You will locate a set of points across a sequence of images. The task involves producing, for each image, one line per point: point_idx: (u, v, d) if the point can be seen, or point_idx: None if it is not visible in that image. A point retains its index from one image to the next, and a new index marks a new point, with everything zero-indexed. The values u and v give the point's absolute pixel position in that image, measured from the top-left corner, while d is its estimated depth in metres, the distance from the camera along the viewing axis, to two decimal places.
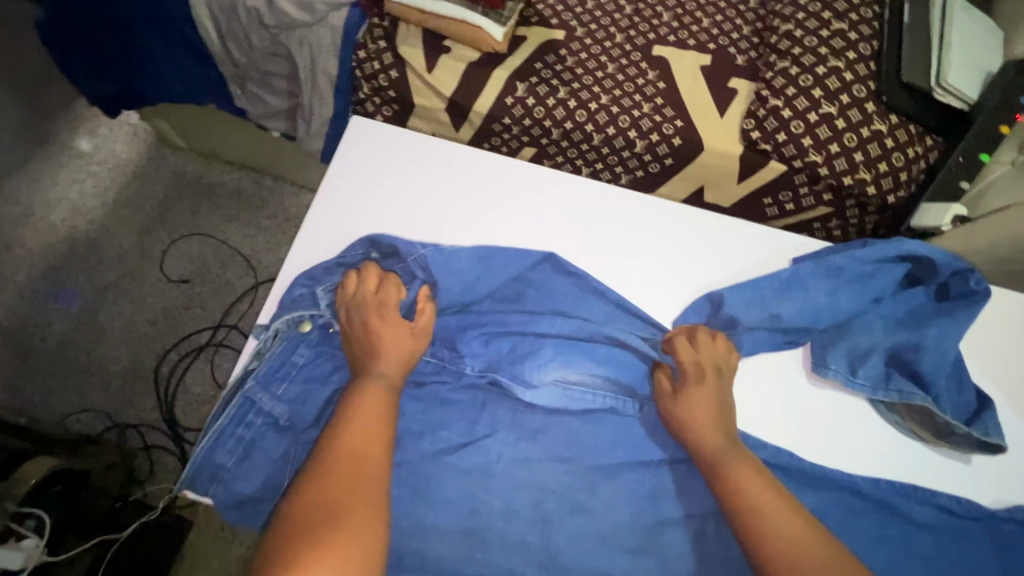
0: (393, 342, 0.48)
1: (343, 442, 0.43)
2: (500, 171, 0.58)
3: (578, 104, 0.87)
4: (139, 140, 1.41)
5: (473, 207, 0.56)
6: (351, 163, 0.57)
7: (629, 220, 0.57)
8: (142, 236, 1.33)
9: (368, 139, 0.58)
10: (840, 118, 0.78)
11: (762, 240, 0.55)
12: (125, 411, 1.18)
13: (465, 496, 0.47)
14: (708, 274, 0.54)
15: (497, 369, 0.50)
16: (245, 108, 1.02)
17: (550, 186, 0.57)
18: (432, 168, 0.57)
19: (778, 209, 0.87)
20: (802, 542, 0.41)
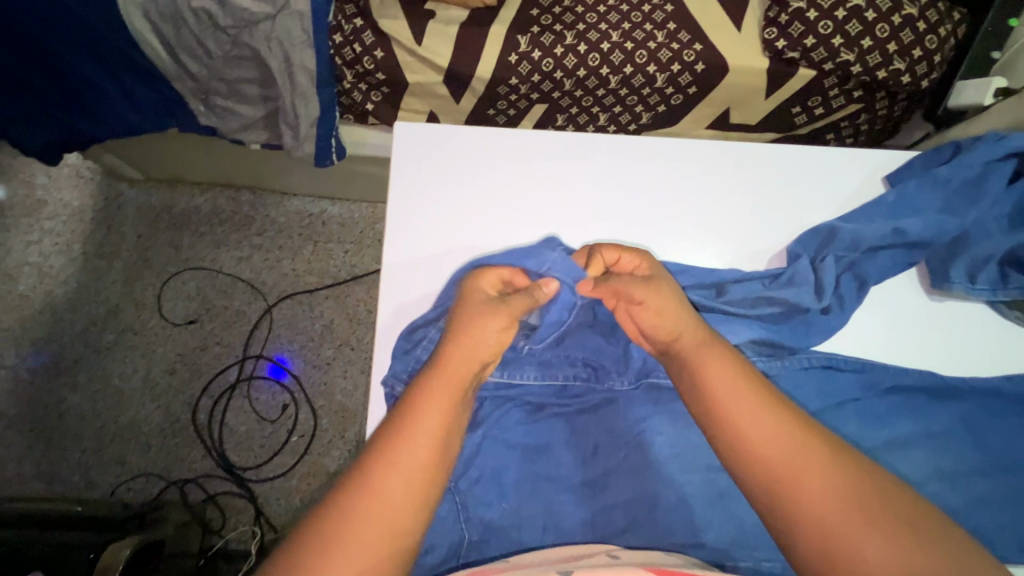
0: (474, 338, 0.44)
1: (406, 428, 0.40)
2: (573, 153, 0.56)
3: (588, 47, 0.80)
4: (87, 181, 1.27)
5: (557, 198, 0.55)
6: (415, 182, 0.55)
7: (713, 176, 0.55)
8: (128, 285, 1.23)
9: (422, 153, 0.55)
10: (869, 10, 0.74)
11: (852, 161, 0.54)
12: (175, 467, 1.14)
13: (641, 492, 0.47)
14: (804, 211, 0.54)
15: (651, 372, 0.50)
16: (214, 126, 0.91)
17: (624, 157, 0.56)
18: (502, 167, 0.55)
19: (807, 115, 0.84)
20: (794, 468, 0.36)
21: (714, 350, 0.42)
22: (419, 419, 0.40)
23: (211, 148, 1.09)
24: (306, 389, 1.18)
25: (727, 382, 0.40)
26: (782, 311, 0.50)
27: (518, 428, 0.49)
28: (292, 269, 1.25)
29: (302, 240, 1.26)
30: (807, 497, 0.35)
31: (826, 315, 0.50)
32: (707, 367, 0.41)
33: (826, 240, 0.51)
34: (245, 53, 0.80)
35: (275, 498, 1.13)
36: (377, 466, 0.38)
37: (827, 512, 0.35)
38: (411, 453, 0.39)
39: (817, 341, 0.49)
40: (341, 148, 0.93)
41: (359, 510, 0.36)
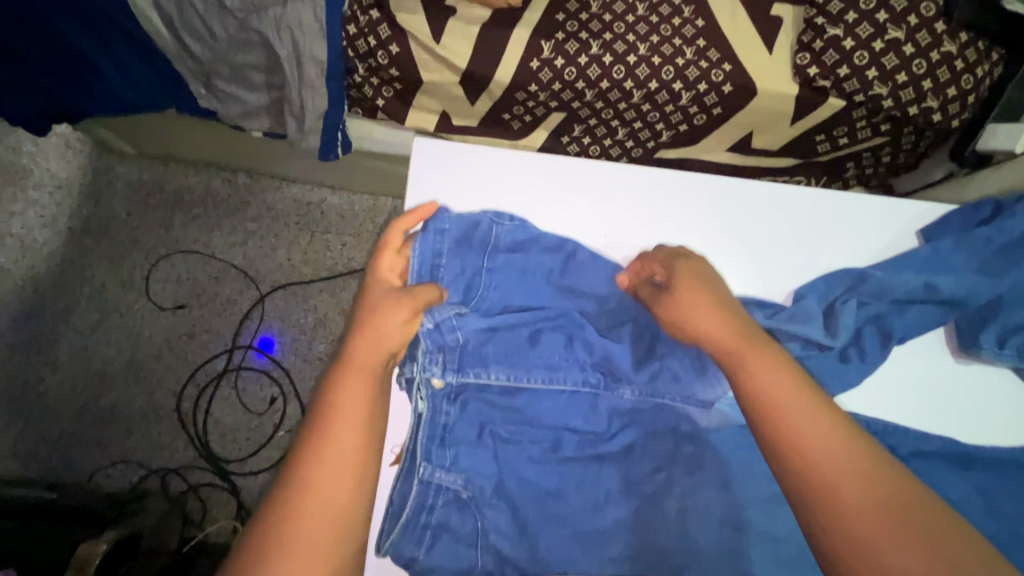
0: (374, 328, 0.44)
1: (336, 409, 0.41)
2: (596, 179, 0.53)
3: (614, 58, 0.77)
4: (76, 151, 1.22)
5: (585, 225, 0.52)
6: (441, 191, 0.52)
7: (739, 213, 0.53)
8: (115, 265, 1.19)
9: (446, 163, 0.53)
10: (908, 44, 0.72)
11: (886, 209, 0.53)
12: (157, 456, 1.11)
13: (649, 544, 0.44)
14: (839, 256, 0.51)
15: (662, 394, 0.48)
16: (215, 109, 0.87)
17: (649, 188, 0.53)
18: (530, 188, 0.53)
19: (830, 145, 0.82)
20: (837, 469, 0.36)
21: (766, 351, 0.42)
22: (335, 417, 0.41)
23: (209, 128, 1.05)
24: (295, 382, 1.16)
25: (777, 381, 0.40)
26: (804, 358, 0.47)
27: (535, 465, 0.46)
28: (287, 258, 1.21)
29: (299, 229, 1.22)
30: (847, 497, 0.35)
31: (846, 364, 0.47)
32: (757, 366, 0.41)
33: (853, 284, 0.50)
34: (252, 38, 0.75)
35: (258, 492, 1.11)
36: (304, 475, 0.38)
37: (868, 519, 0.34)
38: (345, 448, 0.40)
39: (837, 393, 0.47)
40: (348, 141, 0.89)
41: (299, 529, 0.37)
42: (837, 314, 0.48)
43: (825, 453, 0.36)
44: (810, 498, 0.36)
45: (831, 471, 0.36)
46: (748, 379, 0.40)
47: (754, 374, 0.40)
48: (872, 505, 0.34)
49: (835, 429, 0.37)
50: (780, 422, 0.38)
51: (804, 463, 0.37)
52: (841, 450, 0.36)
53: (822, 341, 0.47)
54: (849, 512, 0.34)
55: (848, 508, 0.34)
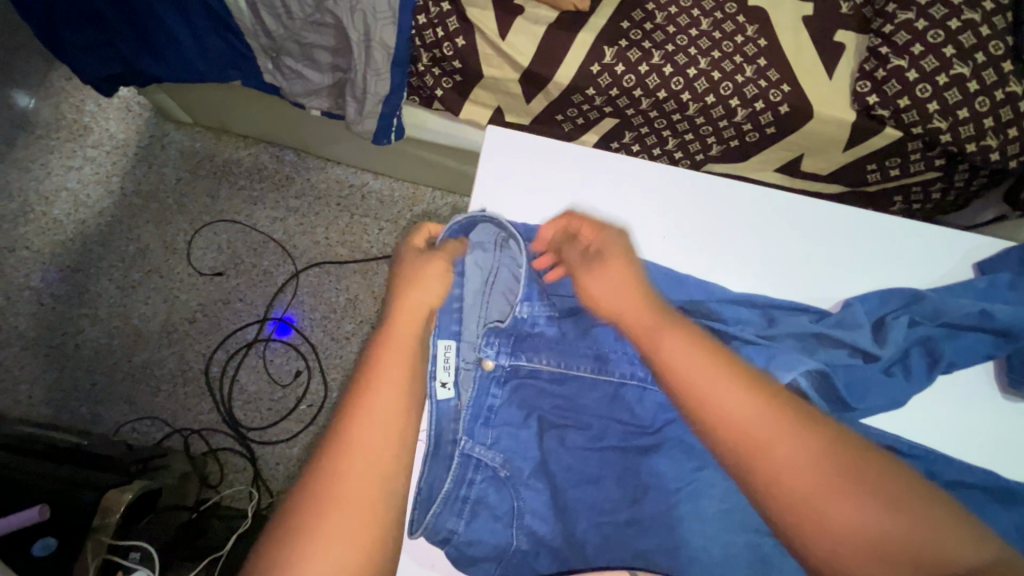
0: (415, 283, 0.48)
1: (380, 372, 0.42)
2: (658, 181, 0.55)
3: (674, 69, 0.78)
4: (135, 115, 1.27)
5: (645, 226, 0.53)
6: (505, 184, 0.54)
7: (796, 227, 0.53)
8: (161, 227, 1.23)
9: (512, 157, 0.55)
10: (973, 80, 0.72)
11: (943, 238, 0.53)
12: (182, 415, 1.14)
13: (682, 540, 0.44)
14: (891, 281, 0.52)
15: None
16: (278, 85, 0.90)
17: (709, 195, 0.54)
18: (592, 185, 0.55)
19: (880, 174, 0.82)
20: (764, 436, 0.36)
21: (678, 326, 0.42)
22: (386, 368, 0.43)
23: (266, 102, 1.08)
24: (321, 358, 1.18)
25: (688, 356, 0.40)
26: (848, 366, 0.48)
27: (575, 451, 0.48)
28: (324, 237, 1.24)
29: (339, 210, 1.25)
30: (787, 461, 0.35)
31: (891, 376, 0.48)
32: (667, 342, 0.41)
33: (907, 303, 0.50)
34: (326, 20, 0.78)
35: (274, 462, 1.13)
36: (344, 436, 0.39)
37: (810, 472, 0.34)
38: (381, 411, 0.40)
39: (881, 407, 0.47)
40: (401, 128, 0.91)
41: (332, 486, 0.37)
42: (887, 327, 0.48)
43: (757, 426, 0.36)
44: (751, 473, 0.35)
45: (758, 435, 0.36)
46: (662, 358, 0.41)
47: (670, 354, 0.40)
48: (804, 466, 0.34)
49: (751, 391, 0.38)
50: (701, 398, 0.38)
51: (730, 438, 0.36)
52: (764, 410, 0.37)
53: (867, 349, 0.48)
54: (786, 474, 0.34)
55: (785, 471, 0.34)
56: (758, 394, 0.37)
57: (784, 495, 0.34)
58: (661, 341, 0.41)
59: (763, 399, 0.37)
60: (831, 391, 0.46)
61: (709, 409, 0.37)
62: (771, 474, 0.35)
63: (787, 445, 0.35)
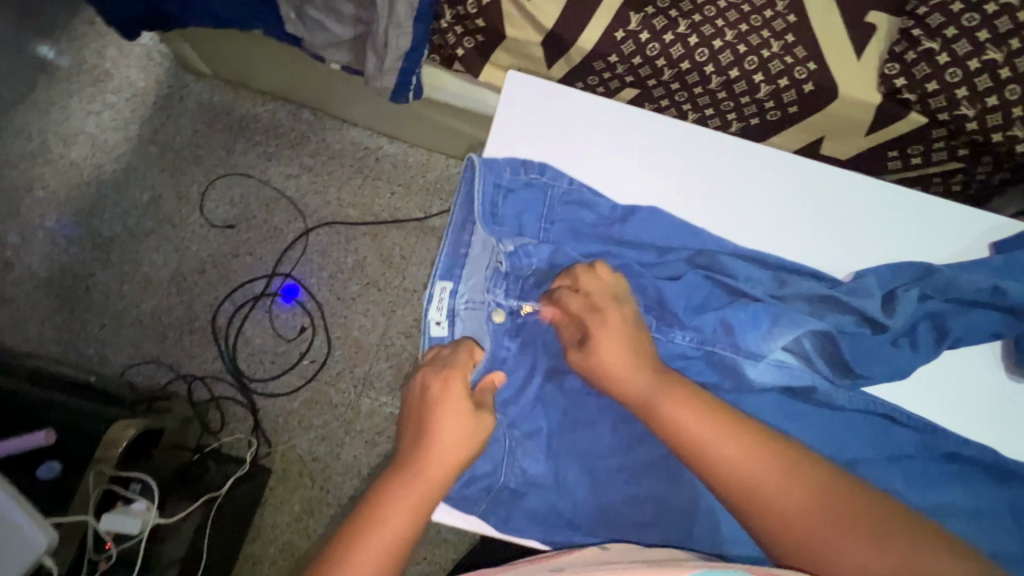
0: (446, 425, 0.49)
1: (396, 500, 0.48)
2: (677, 137, 0.58)
3: (700, 41, 0.77)
4: (155, 64, 1.27)
5: (662, 181, 0.58)
6: (519, 133, 0.58)
7: (804, 188, 0.57)
8: (176, 178, 1.24)
9: (529, 106, 0.58)
10: (1005, 67, 0.70)
11: (948, 210, 0.56)
12: (187, 363, 1.16)
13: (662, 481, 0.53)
14: (892, 249, 0.56)
15: (712, 342, 0.54)
16: (299, 36, 0.89)
17: (723, 153, 0.57)
18: (613, 135, 0.58)
19: (901, 162, 0.81)
20: (767, 491, 0.46)
21: (673, 390, 0.50)
22: (401, 497, 0.48)
23: (283, 55, 1.07)
24: (327, 317, 1.19)
25: (694, 423, 0.49)
26: (855, 333, 0.53)
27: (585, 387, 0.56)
28: (336, 197, 1.24)
29: (352, 171, 1.25)
30: (788, 514, 0.45)
31: (898, 349, 0.52)
32: (670, 406, 0.49)
33: (919, 277, 0.54)
34: None
35: (274, 415, 1.14)
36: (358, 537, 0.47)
37: (815, 523, 0.45)
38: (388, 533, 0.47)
39: (873, 371, 0.52)
40: (420, 87, 0.91)
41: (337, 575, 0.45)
42: (896, 300, 0.53)
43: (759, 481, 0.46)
44: (758, 523, 0.46)
45: (761, 488, 0.47)
46: (671, 427, 0.49)
47: (673, 422, 0.49)
48: (804, 511, 0.45)
49: (748, 450, 0.47)
50: (707, 462, 0.48)
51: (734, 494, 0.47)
52: (766, 471, 0.47)
53: (875, 317, 0.53)
54: (791, 521, 0.45)
55: (783, 520, 0.45)
56: (753, 453, 0.47)
57: (793, 541, 0.45)
58: (665, 413, 0.49)
59: (757, 456, 0.47)
60: (829, 349, 0.53)
61: (713, 468, 0.47)
62: (776, 525, 0.45)
63: (784, 497, 0.46)
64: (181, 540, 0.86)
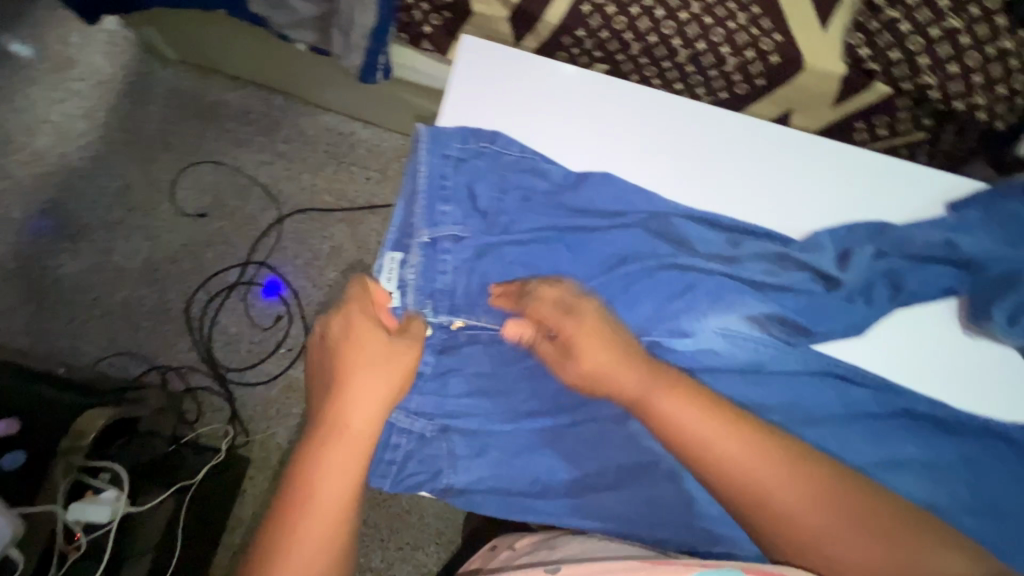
0: (369, 356, 0.51)
1: (337, 435, 0.49)
2: (630, 104, 0.61)
3: (665, 13, 0.76)
4: (121, 50, 1.24)
5: (620, 146, 0.60)
6: (473, 105, 0.60)
7: (752, 150, 0.60)
8: (146, 166, 1.21)
9: (485, 72, 0.61)
10: (965, 35, 0.71)
11: (892, 165, 0.60)
12: (162, 353, 1.14)
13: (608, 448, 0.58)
14: (845, 208, 0.59)
15: (649, 330, 0.57)
16: (263, 15, 0.88)
17: (674, 115, 0.61)
18: (568, 100, 0.61)
19: (868, 134, 0.81)
20: (769, 489, 0.47)
21: (669, 385, 0.51)
22: (338, 441, 0.48)
23: (249, 38, 1.05)
24: (303, 305, 1.18)
25: (694, 421, 0.49)
26: (809, 289, 0.57)
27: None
28: (311, 184, 1.23)
29: (326, 157, 1.24)
30: (788, 511, 0.46)
31: (853, 305, 0.56)
32: (668, 401, 0.50)
33: (875, 234, 0.58)
34: None
35: (252, 404, 1.13)
36: (303, 494, 0.47)
37: (815, 521, 0.46)
38: (331, 485, 0.47)
39: (825, 325, 0.56)
40: (389, 67, 0.90)
41: (291, 542, 0.45)
42: (852, 257, 0.57)
43: (759, 480, 0.47)
44: (762, 522, 0.47)
45: (764, 488, 0.47)
46: (670, 423, 0.50)
47: (674, 420, 0.50)
48: (806, 508, 0.47)
49: (749, 449, 0.48)
50: (710, 464, 0.48)
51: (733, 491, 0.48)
52: (767, 470, 0.48)
53: (829, 273, 0.57)
54: (792, 517, 0.46)
55: (778, 516, 0.46)
56: (754, 453, 0.48)
57: (793, 535, 0.46)
58: (664, 410, 0.50)
59: (759, 455, 0.48)
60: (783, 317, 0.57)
61: (714, 470, 0.48)
62: (778, 523, 0.47)
63: (782, 492, 0.47)
64: (149, 539, 0.83)
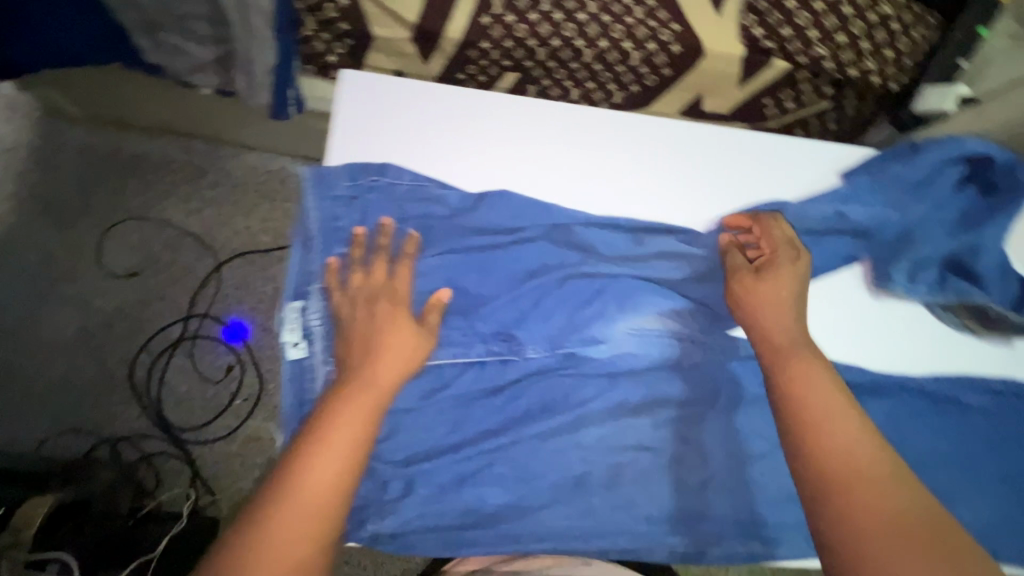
0: (388, 324, 0.55)
1: (359, 380, 0.52)
2: (512, 117, 0.63)
3: (565, 16, 0.78)
4: (22, 114, 1.18)
5: (513, 161, 0.63)
6: (359, 138, 0.61)
7: (640, 149, 0.64)
8: (67, 232, 1.16)
9: (364, 105, 0.62)
10: (845, 6, 0.77)
11: (771, 145, 0.65)
12: (110, 425, 1.09)
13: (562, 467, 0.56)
14: (738, 192, 0.64)
15: (564, 342, 0.59)
16: (162, 63, 0.85)
17: (556, 122, 0.64)
18: (452, 121, 0.63)
19: (777, 108, 0.83)
20: (852, 480, 0.47)
21: (815, 363, 0.55)
22: (357, 391, 0.52)
23: (154, 86, 1.01)
24: (255, 352, 1.14)
25: (820, 396, 0.52)
26: (715, 277, 0.62)
27: (468, 376, 0.58)
28: (245, 227, 1.19)
29: (258, 197, 1.20)
30: (859, 509, 0.46)
31: None
32: (798, 369, 0.54)
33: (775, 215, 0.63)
34: None
35: (213, 461, 1.09)
36: (323, 432, 0.49)
37: (880, 530, 0.45)
38: (344, 425, 0.50)
39: (742, 308, 0.60)
40: (301, 101, 0.88)
41: (302, 474, 0.47)
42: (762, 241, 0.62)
43: (850, 467, 0.48)
44: (829, 503, 0.47)
45: (848, 476, 0.48)
46: (791, 384, 0.54)
47: (797, 386, 0.53)
48: (878, 514, 0.45)
49: (865, 447, 0.49)
50: (817, 442, 0.50)
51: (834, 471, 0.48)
52: (863, 470, 0.48)
53: (736, 263, 0.61)
54: (858, 515, 0.46)
55: (854, 508, 0.46)
56: (867, 453, 0.49)
57: (852, 529, 0.45)
58: (797, 373, 0.54)
59: (870, 457, 0.49)
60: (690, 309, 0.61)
61: (817, 442, 0.50)
62: (842, 512, 0.46)
63: (867, 490, 0.47)
64: None
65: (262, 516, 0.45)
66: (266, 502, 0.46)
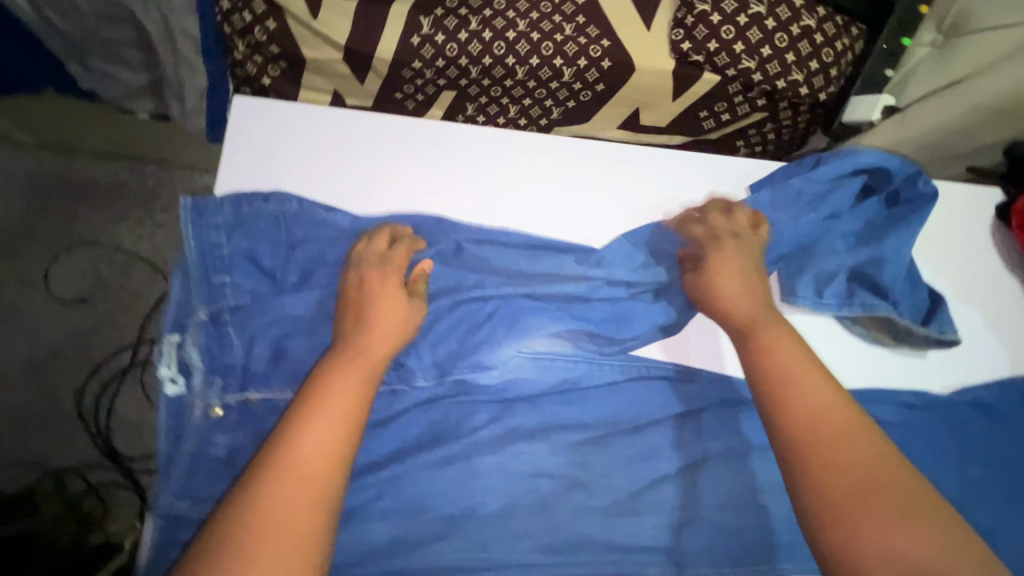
0: (384, 297, 0.56)
1: (358, 350, 0.52)
2: (405, 141, 0.65)
3: (494, 34, 0.76)
4: None
5: (409, 184, 0.64)
6: (252, 163, 0.62)
7: (532, 170, 0.65)
8: (14, 262, 1.14)
9: (256, 131, 0.64)
10: (770, 18, 0.75)
11: (664, 160, 0.67)
12: (56, 456, 1.06)
13: (461, 495, 0.55)
14: (631, 206, 0.65)
15: (453, 367, 0.59)
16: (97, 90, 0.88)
17: (449, 145, 0.65)
18: (342, 145, 0.64)
19: (713, 121, 0.84)
20: (836, 440, 0.47)
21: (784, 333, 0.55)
22: (355, 361, 0.52)
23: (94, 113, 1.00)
24: None
25: (799, 365, 0.52)
26: (609, 296, 0.62)
27: None
28: None
29: None
30: (842, 470, 0.46)
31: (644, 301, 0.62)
32: (773, 337, 0.55)
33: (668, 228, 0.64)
34: (122, 15, 0.77)
35: None
36: (322, 395, 0.49)
37: (868, 495, 0.44)
38: (340, 392, 0.49)
39: (623, 324, 0.61)
40: None
41: (297, 441, 0.46)
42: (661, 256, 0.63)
43: (831, 428, 0.48)
44: (812, 468, 0.47)
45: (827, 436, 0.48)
46: (762, 351, 0.54)
47: (777, 358, 0.53)
48: (859, 475, 0.45)
49: (842, 410, 0.49)
50: (783, 403, 0.50)
51: (802, 428, 0.48)
52: (840, 430, 0.48)
53: (626, 278, 0.62)
54: (846, 476, 0.45)
55: (833, 471, 0.46)
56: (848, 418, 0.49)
57: (839, 491, 0.45)
58: (772, 348, 0.54)
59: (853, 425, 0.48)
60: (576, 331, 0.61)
61: (782, 409, 0.50)
62: (824, 475, 0.46)
63: (853, 449, 0.47)
64: None
65: (252, 487, 0.43)
66: (261, 471, 0.44)
